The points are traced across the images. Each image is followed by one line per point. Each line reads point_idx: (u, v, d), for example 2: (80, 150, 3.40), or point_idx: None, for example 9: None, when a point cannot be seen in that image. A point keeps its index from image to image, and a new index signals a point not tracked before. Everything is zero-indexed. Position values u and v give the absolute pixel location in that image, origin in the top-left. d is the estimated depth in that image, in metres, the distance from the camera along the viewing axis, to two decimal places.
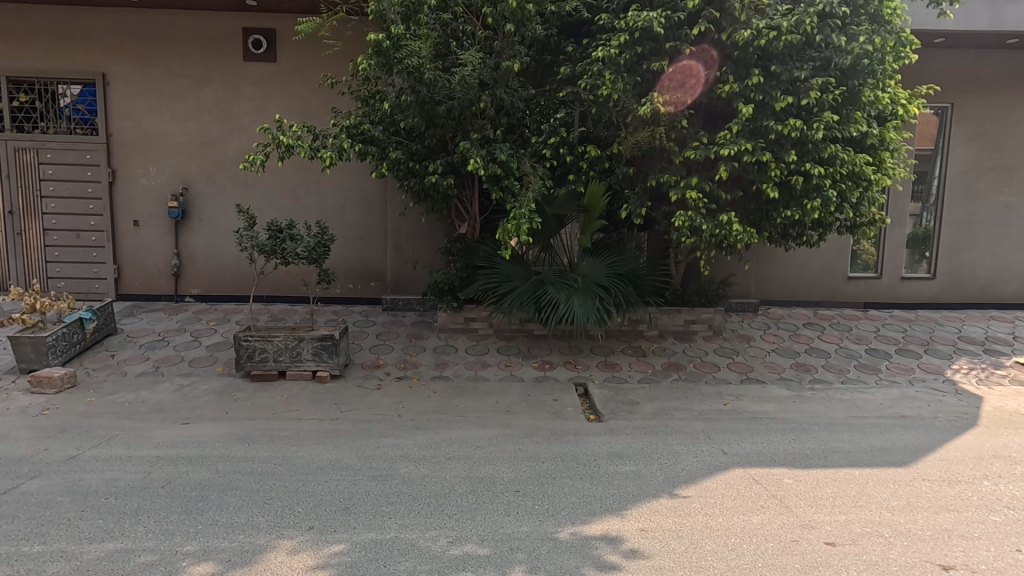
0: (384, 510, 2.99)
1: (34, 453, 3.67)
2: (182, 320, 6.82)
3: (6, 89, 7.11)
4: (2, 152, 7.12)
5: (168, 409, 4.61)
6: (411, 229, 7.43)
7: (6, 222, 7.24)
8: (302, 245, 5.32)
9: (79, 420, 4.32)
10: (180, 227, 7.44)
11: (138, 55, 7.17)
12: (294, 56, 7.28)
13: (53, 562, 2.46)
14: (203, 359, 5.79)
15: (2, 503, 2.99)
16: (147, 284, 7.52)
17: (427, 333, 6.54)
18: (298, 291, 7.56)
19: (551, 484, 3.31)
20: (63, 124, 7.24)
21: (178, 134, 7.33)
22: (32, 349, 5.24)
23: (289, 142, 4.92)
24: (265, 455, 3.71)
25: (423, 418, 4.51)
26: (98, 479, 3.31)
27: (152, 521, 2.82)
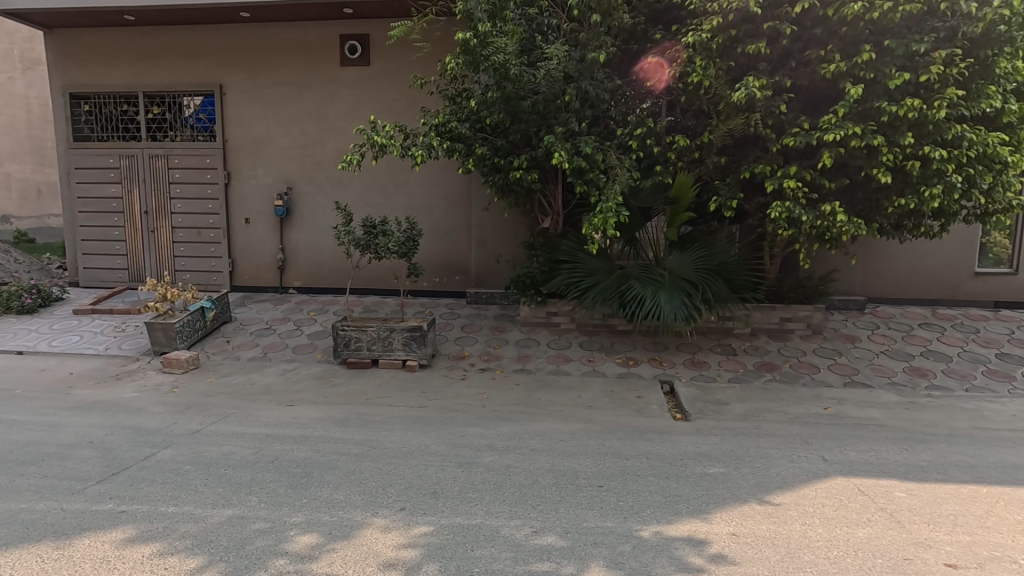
0: (470, 496, 3.08)
1: (167, 426, 4.15)
2: (286, 309, 7.39)
3: (143, 103, 8.03)
4: (139, 158, 8.06)
5: (275, 392, 5.02)
6: (495, 223, 7.58)
7: (143, 221, 8.19)
8: (393, 240, 5.58)
9: (202, 398, 4.82)
10: (284, 224, 8.05)
11: (249, 66, 7.82)
12: (386, 59, 7.62)
13: (184, 522, 2.78)
14: (305, 346, 6.25)
15: (142, 468, 3.41)
16: (256, 276, 8.20)
17: (510, 326, 6.63)
18: (389, 284, 7.94)
19: (635, 481, 3.26)
20: (188, 132, 8.06)
21: (283, 138, 7.92)
22: (163, 333, 5.90)
23: (382, 142, 5.16)
24: (359, 437, 3.95)
25: (506, 409, 4.59)
26: (218, 451, 3.68)
27: (263, 492, 3.10)
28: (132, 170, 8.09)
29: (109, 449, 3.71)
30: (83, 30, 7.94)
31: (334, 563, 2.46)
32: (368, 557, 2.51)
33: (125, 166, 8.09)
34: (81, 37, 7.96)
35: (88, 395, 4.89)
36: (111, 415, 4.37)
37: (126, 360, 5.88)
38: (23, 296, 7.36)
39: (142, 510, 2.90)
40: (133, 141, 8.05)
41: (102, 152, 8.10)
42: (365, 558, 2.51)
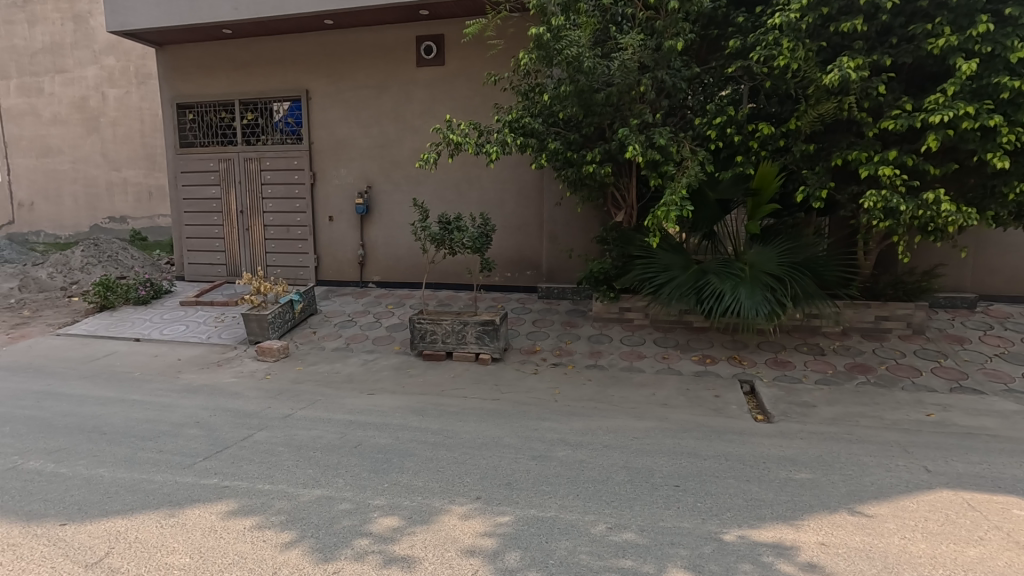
0: (543, 489, 3.11)
1: (262, 409, 4.48)
2: (366, 303, 7.74)
3: (239, 110, 8.66)
4: (236, 162, 8.70)
5: (356, 380, 5.28)
6: (566, 218, 7.56)
7: (239, 220, 8.84)
8: (467, 236, 5.69)
9: (292, 385, 5.17)
10: (364, 221, 8.42)
11: (332, 72, 8.22)
12: (460, 58, 7.77)
13: (279, 499, 2.99)
14: (383, 338, 6.53)
15: (242, 448, 3.71)
16: (339, 271, 8.64)
17: (581, 321, 6.59)
18: (462, 279, 8.12)
19: (713, 483, 3.16)
20: (277, 136, 8.61)
21: (363, 138, 8.27)
22: (258, 324, 6.36)
23: (457, 140, 5.28)
24: (435, 427, 4.08)
25: (578, 404, 4.57)
26: (306, 435, 3.93)
27: (348, 475, 3.28)
28: (230, 173, 8.74)
29: (213, 429, 4.06)
30: (189, 45, 8.67)
31: (415, 546, 2.56)
32: (447, 543, 2.59)
33: (223, 169, 8.77)
34: (186, 51, 8.71)
35: (194, 379, 5.37)
36: (213, 398, 4.78)
37: (226, 348, 6.40)
38: (140, 289, 8.18)
39: (242, 486, 3.15)
40: (230, 146, 8.71)
41: (204, 156, 8.82)
42: (444, 543, 2.59)
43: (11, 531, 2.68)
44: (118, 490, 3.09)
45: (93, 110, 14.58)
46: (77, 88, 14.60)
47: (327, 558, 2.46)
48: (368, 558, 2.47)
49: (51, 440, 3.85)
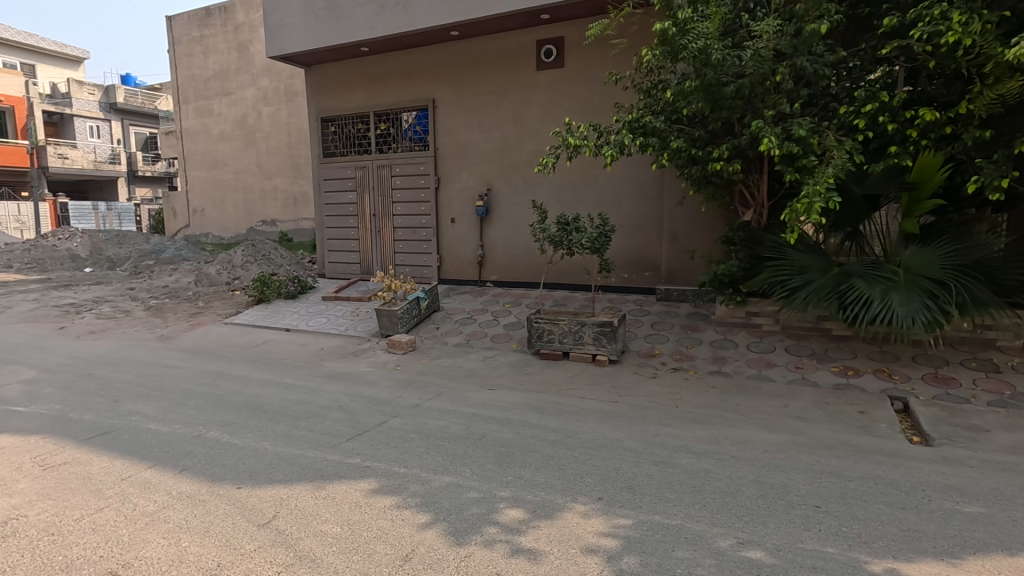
0: (667, 496, 3.04)
1: (394, 398, 4.84)
2: (485, 301, 8.04)
3: (373, 121, 9.40)
4: (370, 169, 9.45)
5: (477, 375, 5.52)
6: (688, 218, 7.34)
7: (372, 222, 9.59)
8: (586, 236, 5.69)
9: (419, 377, 5.52)
10: (484, 222, 8.74)
11: (456, 80, 8.65)
12: (580, 59, 7.79)
13: (413, 483, 3.22)
14: (502, 335, 6.74)
15: (379, 432, 4.04)
16: (459, 271, 9.05)
17: (704, 326, 6.31)
18: (578, 279, 8.14)
19: (860, 507, 2.88)
20: (406, 143, 9.22)
21: (484, 142, 8.59)
22: (388, 319, 6.87)
23: (576, 142, 5.30)
24: (554, 425, 4.14)
25: (702, 412, 4.39)
26: (434, 425, 4.18)
27: (475, 465, 3.45)
28: (365, 180, 9.52)
29: (353, 413, 4.46)
30: (332, 65, 9.57)
31: (540, 539, 2.63)
32: (570, 539, 2.63)
33: (359, 176, 9.56)
34: (330, 70, 9.62)
35: (335, 367, 5.93)
36: (353, 385, 5.26)
37: (361, 340, 6.99)
38: (289, 285, 9.19)
39: (382, 467, 3.44)
40: (365, 155, 9.48)
41: (343, 165, 9.68)
42: (568, 539, 2.63)
43: (200, 488, 3.17)
44: (280, 462, 3.52)
45: (251, 126, 16.61)
46: (239, 108, 16.75)
47: (459, 542, 2.60)
48: (496, 546, 2.57)
49: (225, 414, 4.47)
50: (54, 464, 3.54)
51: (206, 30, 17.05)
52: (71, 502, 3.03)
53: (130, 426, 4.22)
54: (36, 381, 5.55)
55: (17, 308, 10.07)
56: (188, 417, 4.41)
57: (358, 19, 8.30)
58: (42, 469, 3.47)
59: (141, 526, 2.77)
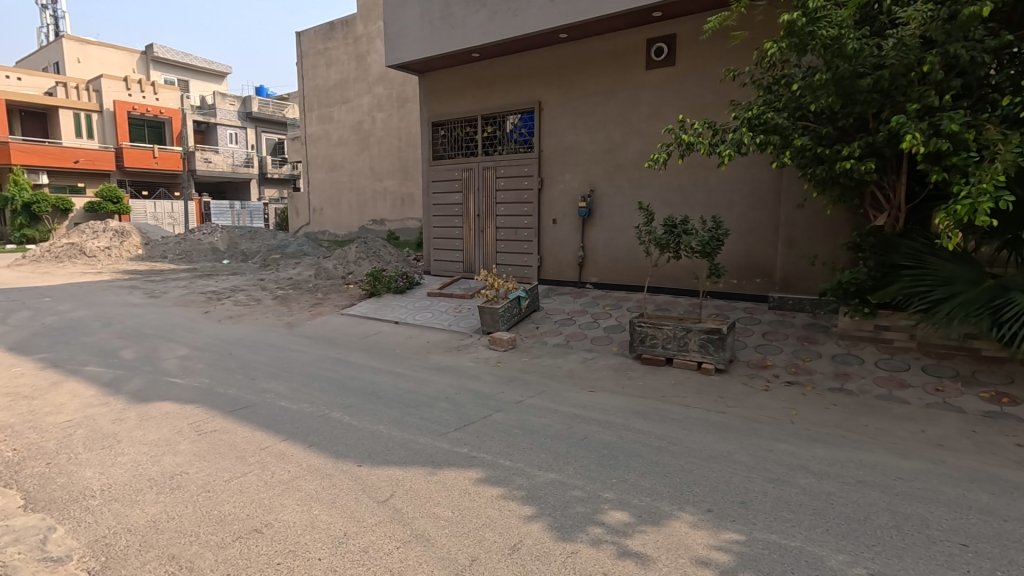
0: (784, 515, 2.87)
1: (497, 393, 4.98)
2: (585, 302, 8.01)
3: (480, 125, 9.70)
4: (476, 171, 9.77)
5: (578, 376, 5.53)
6: (809, 222, 6.85)
7: (476, 222, 9.90)
8: (695, 239, 5.50)
9: (520, 374, 5.63)
10: (586, 224, 8.71)
11: (563, 82, 8.71)
12: (692, 56, 7.55)
13: (519, 476, 3.30)
14: (602, 338, 6.69)
15: (483, 425, 4.18)
16: (560, 272, 9.08)
17: (824, 338, 5.85)
18: (682, 284, 7.88)
19: (1018, 552, 2.55)
20: (511, 146, 9.44)
21: (589, 144, 8.57)
22: (490, 316, 7.06)
23: (689, 141, 5.13)
24: (658, 432, 4.05)
25: (821, 430, 4.08)
26: (537, 422, 4.25)
27: (578, 465, 3.46)
28: (471, 181, 9.86)
29: (459, 405, 4.66)
30: (444, 71, 10.02)
31: (647, 544, 2.59)
32: (679, 549, 2.56)
33: (465, 178, 9.92)
34: (442, 77, 10.08)
35: (440, 360, 6.21)
36: (457, 378, 5.48)
37: (464, 336, 7.25)
38: (398, 281, 9.74)
39: (488, 458, 3.56)
40: (472, 157, 9.81)
41: (451, 167, 10.08)
42: (676, 548, 2.57)
43: (327, 463, 3.46)
44: (395, 445, 3.76)
45: (366, 131, 17.78)
46: (356, 114, 18.00)
47: (564, 538, 2.64)
48: (602, 546, 2.57)
49: (344, 397, 4.84)
50: (206, 430, 4.04)
51: (330, 42, 18.49)
52: (221, 464, 3.45)
53: (265, 402, 4.71)
54: (189, 357, 6.36)
55: (172, 293, 11.56)
56: (313, 397, 4.83)
57: (471, 27, 8.62)
58: (198, 433, 3.97)
59: (278, 492, 3.09)
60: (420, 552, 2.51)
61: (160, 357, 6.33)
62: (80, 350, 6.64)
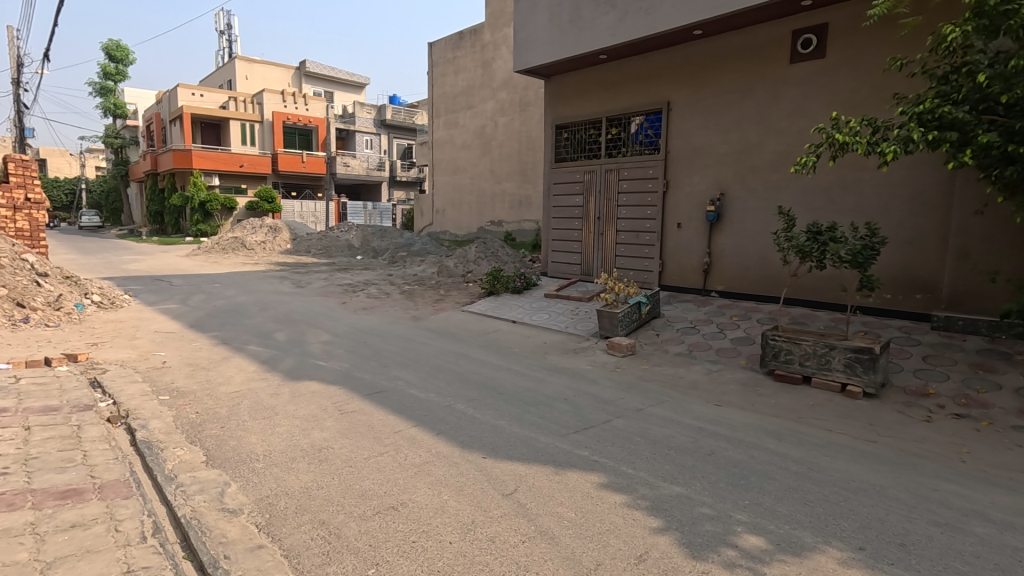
0: (957, 566, 2.50)
1: (616, 399, 4.90)
2: (709, 311, 7.60)
3: (605, 126, 9.61)
4: (599, 173, 9.69)
5: (702, 389, 5.25)
6: (988, 231, 5.93)
7: (596, 225, 9.81)
8: (845, 247, 4.99)
9: (640, 381, 5.49)
10: (714, 229, 8.28)
11: (694, 80, 8.37)
12: (846, 46, 6.90)
13: (643, 486, 3.22)
14: (728, 350, 6.31)
15: (603, 430, 4.13)
16: (683, 278, 8.72)
17: (1004, 366, 5.03)
18: (823, 297, 7.21)
19: None
20: (636, 148, 9.23)
21: (720, 144, 8.14)
22: (608, 320, 6.95)
23: (844, 139, 4.68)
24: (796, 455, 3.73)
25: (1003, 474, 3.50)
26: (659, 432, 4.11)
27: (705, 481, 3.30)
28: (593, 183, 9.80)
29: (578, 407, 4.65)
30: (571, 74, 10.07)
31: None
32: None
33: (587, 180, 9.88)
34: (567, 80, 10.15)
35: (558, 361, 6.24)
36: (575, 381, 5.46)
37: (581, 338, 7.23)
38: (516, 281, 9.94)
39: (609, 464, 3.51)
40: (595, 160, 9.75)
41: (573, 170, 10.10)
42: None
43: (454, 452, 3.63)
44: (517, 441, 3.84)
45: (489, 135, 18.39)
46: (480, 119, 18.68)
47: (695, 556, 2.52)
48: (737, 571, 2.42)
49: (467, 390, 5.05)
50: (347, 410, 4.42)
51: (458, 51, 19.37)
52: (361, 443, 3.75)
53: (397, 389, 5.04)
54: (330, 343, 6.99)
55: (314, 284, 12.82)
56: (439, 388, 5.09)
57: (600, 28, 8.57)
58: (340, 412, 4.36)
59: (410, 474, 3.29)
60: (544, 549, 2.54)
61: (307, 341, 7.05)
62: (243, 331, 7.58)
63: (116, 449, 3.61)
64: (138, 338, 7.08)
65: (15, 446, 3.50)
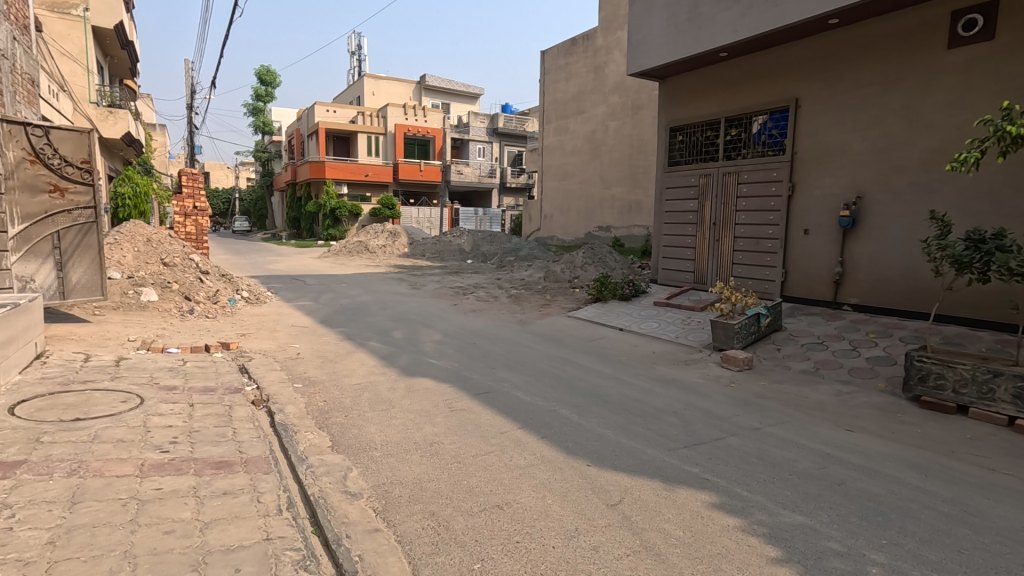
0: None
1: (731, 416, 4.62)
2: (841, 326, 6.91)
3: (723, 127, 9.13)
4: (716, 176, 9.21)
5: (830, 411, 4.79)
6: None
7: (711, 231, 9.33)
8: (1016, 257, 4.30)
9: (757, 399, 5.13)
10: (848, 235, 7.52)
11: (828, 74, 7.70)
12: (1021, 25, 5.98)
13: (759, 511, 3.00)
14: (863, 370, 5.69)
15: (715, 447, 3.91)
16: (809, 289, 8.02)
17: None
18: (985, 315, 6.26)
19: None
20: (758, 149, 8.66)
21: (858, 143, 7.40)
22: (723, 332, 6.57)
23: (1017, 133, 4.03)
24: (947, 494, 3.27)
25: None
26: (779, 455, 3.81)
27: (834, 513, 3.00)
28: (709, 187, 9.34)
29: (687, 422, 4.45)
30: (687, 74, 9.71)
31: None
32: None
33: (703, 184, 9.43)
34: (684, 80, 9.80)
35: (667, 372, 6.02)
36: (686, 394, 5.22)
37: (692, 350, 6.91)
38: (624, 287, 9.74)
39: (722, 484, 3.32)
40: (711, 163, 9.29)
41: (687, 173, 9.70)
42: None
43: (558, 457, 3.64)
44: (622, 452, 3.76)
45: (599, 140, 18.24)
46: (591, 124, 18.58)
47: None
48: None
49: (572, 396, 5.04)
50: (457, 408, 4.61)
51: (570, 57, 19.42)
52: (469, 441, 3.89)
53: (503, 390, 5.16)
54: (442, 342, 7.32)
55: (428, 286, 13.51)
56: (544, 392, 5.13)
57: (721, 25, 8.17)
58: (450, 410, 4.56)
59: (515, 475, 3.35)
60: (650, 566, 2.46)
61: (421, 340, 7.44)
62: (365, 328, 8.19)
63: (259, 429, 4.05)
64: (277, 330, 7.92)
65: (181, 419, 4.07)
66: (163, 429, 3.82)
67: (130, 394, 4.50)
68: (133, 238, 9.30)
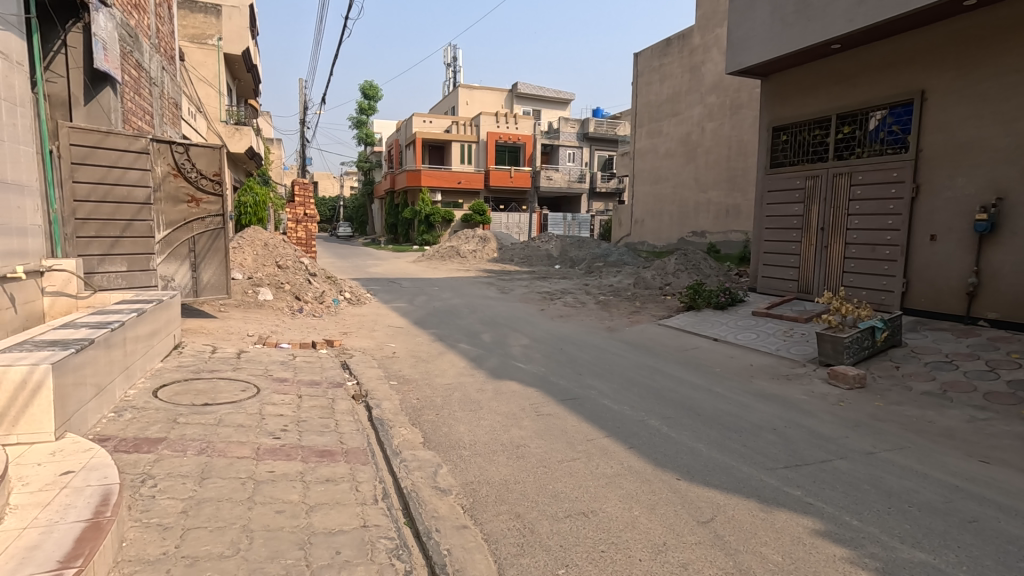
0: None
1: (839, 437, 4.26)
2: (975, 344, 6.14)
3: (834, 125, 8.47)
4: (825, 178, 8.55)
5: (961, 439, 4.27)
6: None
7: (819, 236, 8.67)
8: None
9: (871, 420, 4.69)
10: (985, 242, 6.68)
11: (963, 62, 6.90)
12: None
13: (873, 543, 2.74)
14: (1003, 395, 5.01)
15: (821, 470, 3.62)
16: (936, 301, 7.20)
17: None
18: None
19: None
20: (875, 147, 7.94)
21: (999, 138, 6.57)
22: (831, 346, 6.08)
23: None
24: None
25: None
26: (896, 483, 3.46)
27: (964, 554, 2.67)
28: (817, 190, 8.69)
29: (789, 440, 4.16)
30: (793, 70, 9.12)
31: None
32: None
33: (810, 186, 8.80)
34: (790, 77, 9.22)
35: (766, 387, 5.66)
36: (787, 411, 4.89)
37: (796, 364, 6.45)
38: (719, 296, 9.29)
39: (828, 510, 3.07)
40: (820, 163, 8.65)
41: (793, 175, 9.09)
42: None
43: (646, 468, 3.55)
44: (716, 467, 3.60)
45: (695, 142, 17.58)
46: (686, 126, 17.96)
47: None
48: None
49: (662, 406, 4.89)
50: (543, 412, 4.64)
51: (665, 58, 18.91)
52: (555, 446, 3.90)
53: (590, 397, 5.12)
54: (530, 347, 7.39)
55: (517, 291, 13.70)
56: (633, 401, 5.02)
57: (833, 15, 7.60)
58: (536, 414, 4.59)
59: (601, 484, 3.31)
60: None
61: (509, 344, 7.57)
62: (455, 330, 8.47)
63: (358, 422, 4.32)
64: (375, 330, 8.39)
65: (291, 409, 4.44)
66: (276, 417, 4.19)
67: (249, 383, 4.97)
68: (252, 243, 10.30)
